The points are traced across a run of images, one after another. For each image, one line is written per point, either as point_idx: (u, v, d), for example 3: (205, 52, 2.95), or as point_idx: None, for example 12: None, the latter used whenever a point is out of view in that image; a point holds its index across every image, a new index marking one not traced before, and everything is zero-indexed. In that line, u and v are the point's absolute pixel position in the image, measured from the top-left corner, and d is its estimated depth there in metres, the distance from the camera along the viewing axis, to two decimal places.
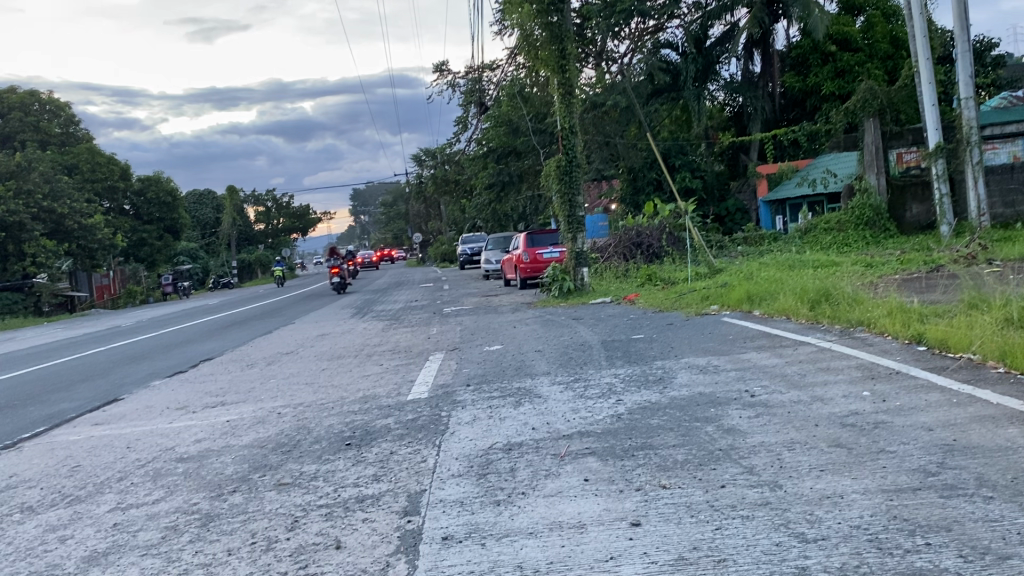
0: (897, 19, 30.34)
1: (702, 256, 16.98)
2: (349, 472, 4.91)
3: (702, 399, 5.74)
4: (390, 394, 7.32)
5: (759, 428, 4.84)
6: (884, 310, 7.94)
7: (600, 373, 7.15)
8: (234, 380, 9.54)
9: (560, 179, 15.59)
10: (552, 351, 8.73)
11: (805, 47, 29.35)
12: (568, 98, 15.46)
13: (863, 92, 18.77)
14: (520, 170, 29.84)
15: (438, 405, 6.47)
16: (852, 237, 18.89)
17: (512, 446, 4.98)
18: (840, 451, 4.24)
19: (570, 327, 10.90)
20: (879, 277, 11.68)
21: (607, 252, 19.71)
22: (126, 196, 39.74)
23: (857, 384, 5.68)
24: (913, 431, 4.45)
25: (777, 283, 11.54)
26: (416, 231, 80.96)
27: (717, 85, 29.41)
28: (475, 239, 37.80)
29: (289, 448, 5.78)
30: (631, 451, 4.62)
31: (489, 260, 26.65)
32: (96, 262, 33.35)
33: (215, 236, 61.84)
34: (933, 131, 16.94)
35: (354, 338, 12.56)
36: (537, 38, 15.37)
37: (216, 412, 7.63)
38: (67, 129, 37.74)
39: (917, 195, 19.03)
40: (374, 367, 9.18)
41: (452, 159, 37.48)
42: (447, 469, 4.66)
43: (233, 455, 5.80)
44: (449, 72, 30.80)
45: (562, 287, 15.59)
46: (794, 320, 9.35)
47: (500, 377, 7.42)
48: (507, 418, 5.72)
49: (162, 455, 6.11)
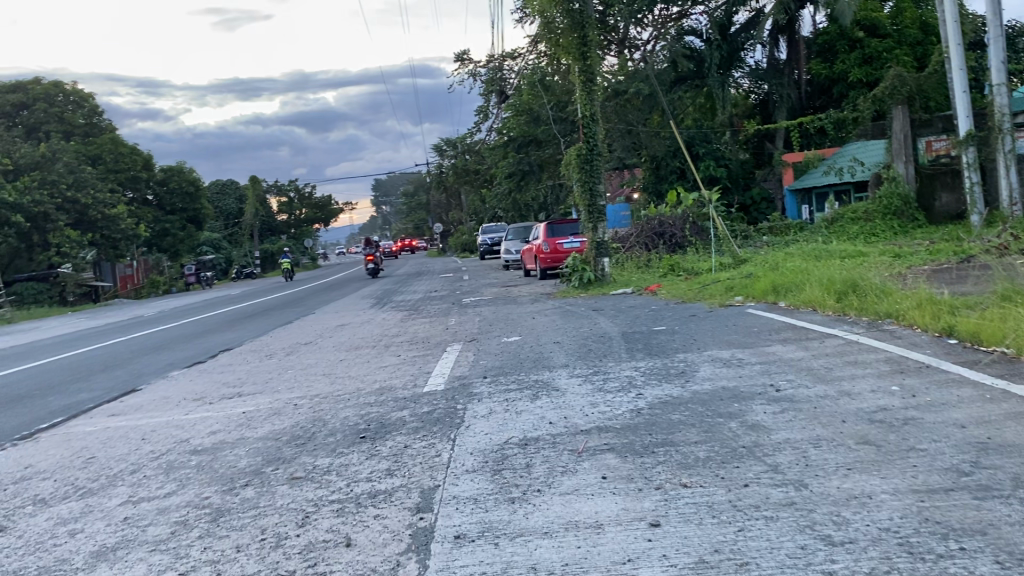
0: (926, 4, 29.77)
1: (726, 246, 16.77)
2: (362, 467, 4.82)
3: (725, 394, 5.60)
4: (406, 385, 7.24)
5: (784, 424, 4.69)
6: (913, 301, 7.73)
7: (620, 365, 7.01)
8: (252, 371, 9.51)
9: (581, 168, 15.43)
10: (571, 343, 8.60)
11: (832, 34, 28.88)
12: (590, 86, 15.28)
13: (891, 79, 18.41)
14: (540, 160, 29.65)
15: (455, 398, 6.37)
16: (879, 227, 18.56)
17: (528, 441, 4.86)
18: (869, 448, 4.09)
19: (589, 318, 10.77)
20: (908, 268, 11.41)
21: (628, 242, 19.51)
22: (149, 186, 39.99)
23: (886, 379, 5.50)
24: (945, 428, 4.28)
25: (803, 274, 11.31)
26: (437, 221, 81.05)
27: (741, 72, 29.03)
28: (496, 229, 37.68)
29: (303, 441, 5.70)
30: (651, 447, 4.49)
31: (509, 250, 26.55)
32: (120, 252, 33.63)
33: (238, 227, 62.21)
34: (964, 119, 16.59)
35: (373, 329, 12.51)
36: (558, 25, 15.17)
37: (232, 403, 7.58)
38: (91, 120, 38.02)
39: (947, 183, 18.52)
40: (392, 358, 9.11)
41: (473, 148, 37.39)
42: (461, 464, 4.55)
43: (247, 448, 5.73)
44: (470, 62, 30.64)
45: (583, 278, 15.45)
46: (820, 312, 9.15)
47: (518, 369, 7.32)
48: (524, 412, 5.60)
49: (176, 447, 6.07)
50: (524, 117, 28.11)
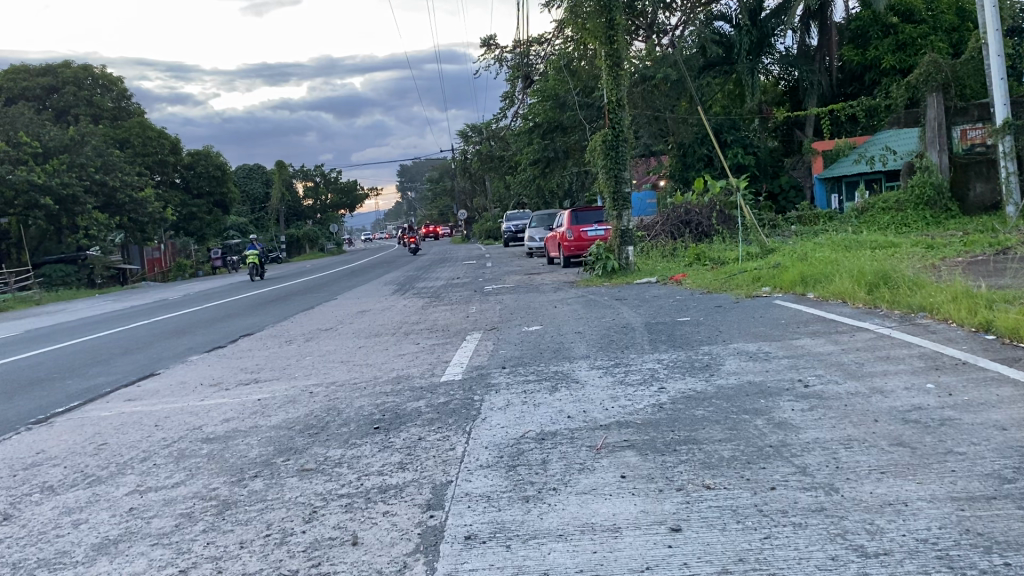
0: None
1: (753, 236, 16.43)
2: (374, 459, 4.68)
3: (751, 389, 5.39)
4: (423, 374, 7.12)
5: (813, 422, 4.49)
6: (948, 295, 7.46)
7: (642, 357, 6.82)
8: (270, 357, 9.40)
9: (607, 154, 15.20)
10: (593, 333, 8.43)
11: (865, 19, 28.29)
12: (617, 71, 14.99)
13: (926, 66, 17.95)
14: (566, 145, 29.34)
15: (471, 389, 6.21)
16: (911, 217, 18.13)
17: (546, 436, 4.70)
18: (903, 450, 3.88)
19: (613, 307, 10.58)
20: (942, 260, 11.07)
21: (654, 230, 19.23)
22: (177, 170, 40.18)
23: (921, 375, 5.26)
24: (984, 430, 4.05)
25: (832, 265, 11.02)
26: (462, 208, 80.76)
27: (772, 58, 28.51)
28: (520, 216, 37.47)
29: (317, 431, 5.58)
30: (673, 445, 4.31)
31: (533, 237, 26.34)
32: (147, 235, 33.83)
33: (263, 211, 62.37)
34: (1001, 106, 16.09)
35: (394, 315, 12.40)
36: (584, 9, 14.88)
37: (248, 390, 7.48)
38: (119, 103, 38.26)
39: (982, 173, 18.10)
40: (410, 346, 8.97)
41: (498, 134, 37.10)
42: (476, 459, 4.40)
43: (258, 438, 5.61)
44: (496, 47, 30.42)
45: (606, 266, 15.21)
46: (850, 304, 8.90)
47: (537, 360, 7.15)
48: (542, 404, 5.44)
49: (189, 435, 5.97)
50: (550, 103, 27.81)
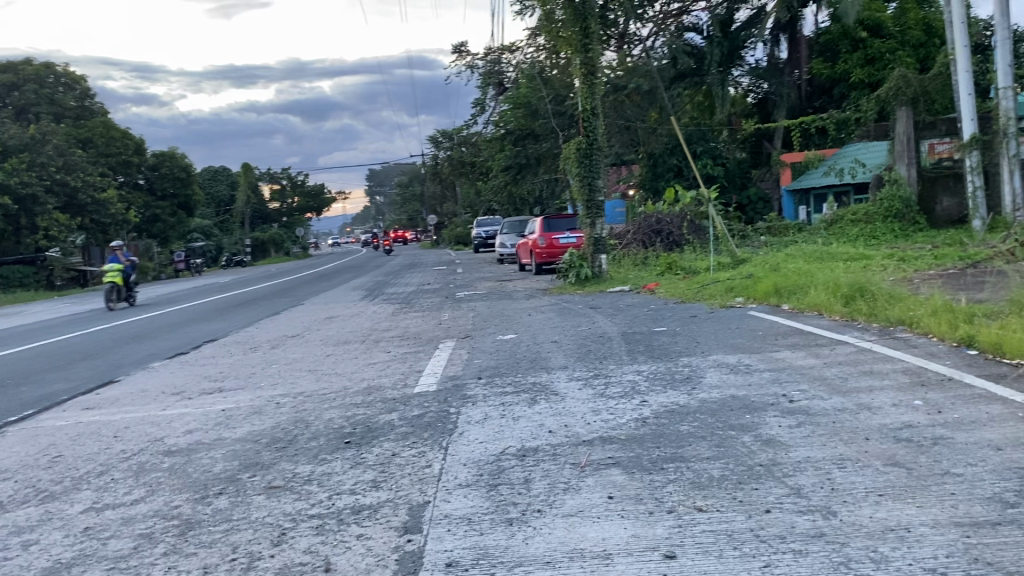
0: (930, 6, 29.24)
1: (725, 246, 16.39)
2: (346, 477, 4.46)
3: (735, 404, 5.24)
4: (395, 385, 6.88)
5: (802, 440, 4.35)
6: (927, 309, 7.41)
7: (621, 369, 6.65)
8: (235, 365, 9.11)
9: (580, 162, 15.07)
10: (569, 343, 8.26)
11: (834, 34, 28.53)
12: (591, 79, 14.89)
13: (895, 80, 18.03)
14: (537, 153, 29.14)
15: (447, 401, 6.00)
16: (880, 229, 18.25)
17: (527, 452, 4.51)
18: (899, 471, 3.75)
19: (587, 316, 10.44)
20: (914, 273, 11.08)
21: (625, 239, 19.14)
22: (140, 171, 39.41)
23: (907, 392, 5.14)
24: (979, 449, 3.94)
25: (806, 276, 10.99)
26: (432, 214, 80.20)
27: (741, 70, 28.86)
28: (491, 223, 37.30)
29: (284, 444, 5.34)
30: (660, 463, 4.14)
31: (504, 244, 26.18)
32: (109, 237, 33.13)
33: (229, 214, 61.43)
34: (969, 122, 16.18)
35: (363, 322, 12.14)
36: (559, 18, 14.79)
37: (212, 400, 7.21)
38: (83, 102, 37.51)
39: (949, 187, 18.27)
40: (380, 355, 8.72)
41: (470, 140, 36.86)
42: (454, 477, 4.20)
43: (223, 451, 5.37)
44: (468, 53, 30.31)
45: (579, 274, 15.07)
46: (827, 316, 8.83)
47: (515, 370, 6.96)
48: (521, 418, 5.26)
49: (150, 447, 5.70)
50: (521, 110, 27.66)
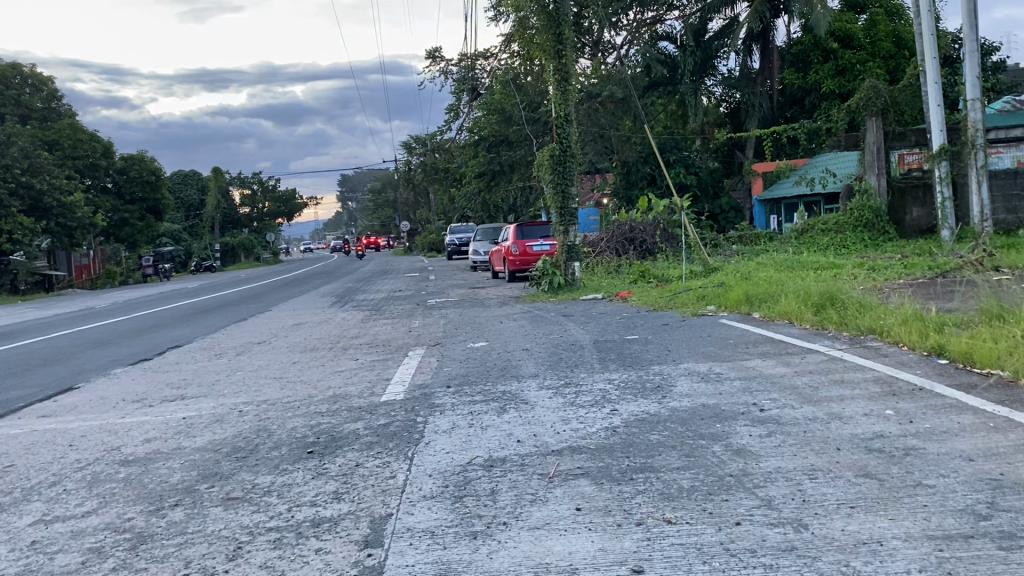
0: (899, 18, 29.46)
1: (697, 255, 16.41)
2: (307, 488, 4.33)
3: (706, 412, 5.17)
4: (362, 393, 6.74)
5: (773, 450, 4.29)
6: (897, 317, 7.42)
7: (592, 377, 6.57)
8: (198, 372, 8.91)
9: (554, 169, 15.01)
10: (541, 350, 8.17)
11: (806, 44, 28.78)
12: (565, 85, 14.85)
13: (865, 91, 18.14)
14: (511, 160, 29.02)
15: (414, 409, 5.88)
16: (850, 239, 18.38)
17: (494, 462, 4.41)
18: (871, 482, 3.69)
19: (559, 324, 10.35)
20: (883, 282, 11.14)
21: (598, 246, 19.09)
22: (108, 174, 38.81)
23: (878, 402, 5.11)
24: (952, 460, 3.90)
25: (776, 285, 11.00)
26: (405, 220, 79.86)
27: (714, 80, 28.98)
28: (464, 229, 37.16)
29: (245, 454, 5.20)
30: (630, 473, 4.05)
31: (478, 251, 26.07)
32: (75, 241, 32.58)
33: (199, 218, 60.73)
34: (938, 133, 16.31)
35: (333, 329, 11.98)
36: (533, 25, 14.78)
37: (174, 407, 7.03)
38: (50, 104, 36.92)
39: (918, 197, 18.45)
40: (348, 363, 8.57)
41: (444, 146, 36.73)
42: (419, 489, 4.08)
43: (182, 460, 5.20)
44: (442, 60, 30.25)
45: (552, 282, 14.97)
46: (797, 324, 8.82)
47: (485, 378, 6.85)
48: (490, 427, 5.15)
49: (106, 456, 5.52)
50: (495, 116, 27.55)
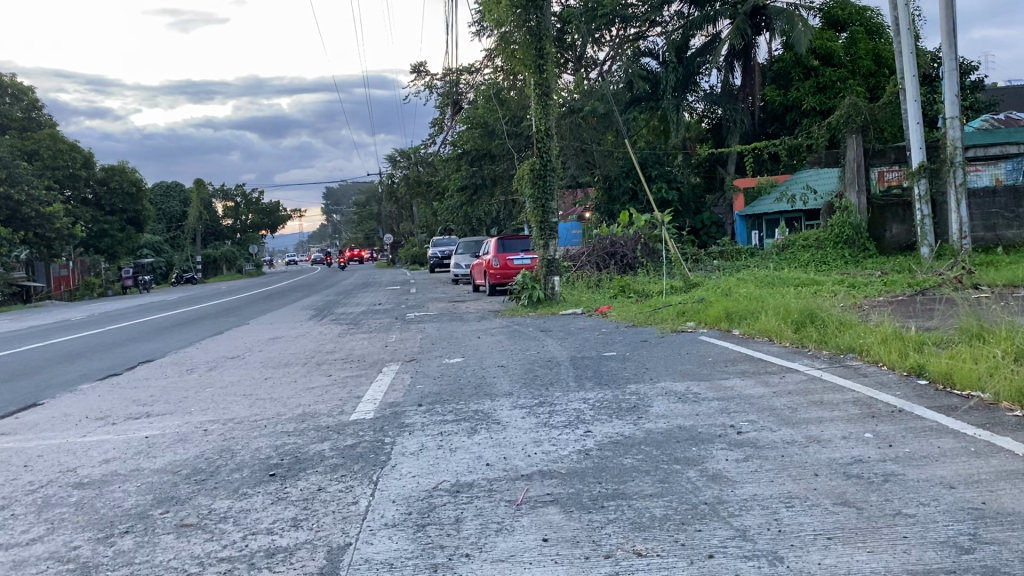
0: (879, 37, 29.61)
1: (677, 270, 16.34)
2: (265, 514, 4.15)
3: (682, 435, 5.03)
4: (331, 412, 6.55)
5: (749, 475, 4.15)
6: (877, 336, 7.32)
7: (567, 397, 6.41)
8: (166, 388, 8.67)
9: (534, 183, 14.90)
10: (517, 367, 8.02)
11: (787, 61, 28.80)
12: (546, 100, 14.76)
13: (845, 107, 18.15)
14: (493, 174, 28.90)
15: (383, 429, 5.70)
16: (830, 255, 18.36)
17: (461, 487, 4.25)
18: (849, 511, 3.55)
19: (537, 340, 10.19)
20: (864, 299, 11.09)
21: (579, 261, 18.97)
22: (88, 185, 38.39)
23: (856, 424, 4.99)
24: (931, 488, 3.77)
25: (757, 301, 10.91)
26: (388, 233, 79.51)
27: (696, 96, 29.21)
28: (447, 242, 36.99)
29: (204, 476, 5.00)
30: (600, 501, 3.90)
31: (459, 264, 25.91)
32: (53, 251, 32.17)
33: (181, 230, 60.23)
34: (917, 151, 16.33)
35: (308, 343, 11.77)
36: (515, 39, 14.69)
37: (137, 425, 6.81)
38: (29, 113, 36.49)
39: (897, 215, 18.51)
40: (321, 379, 8.37)
41: (427, 159, 36.56)
42: (380, 517, 3.91)
43: (138, 483, 5.00)
44: (427, 74, 30.18)
45: (532, 296, 14.79)
46: (777, 342, 8.71)
47: (458, 397, 6.69)
48: (459, 449, 4.98)
49: (60, 478, 5.29)
50: (478, 130, 27.44)
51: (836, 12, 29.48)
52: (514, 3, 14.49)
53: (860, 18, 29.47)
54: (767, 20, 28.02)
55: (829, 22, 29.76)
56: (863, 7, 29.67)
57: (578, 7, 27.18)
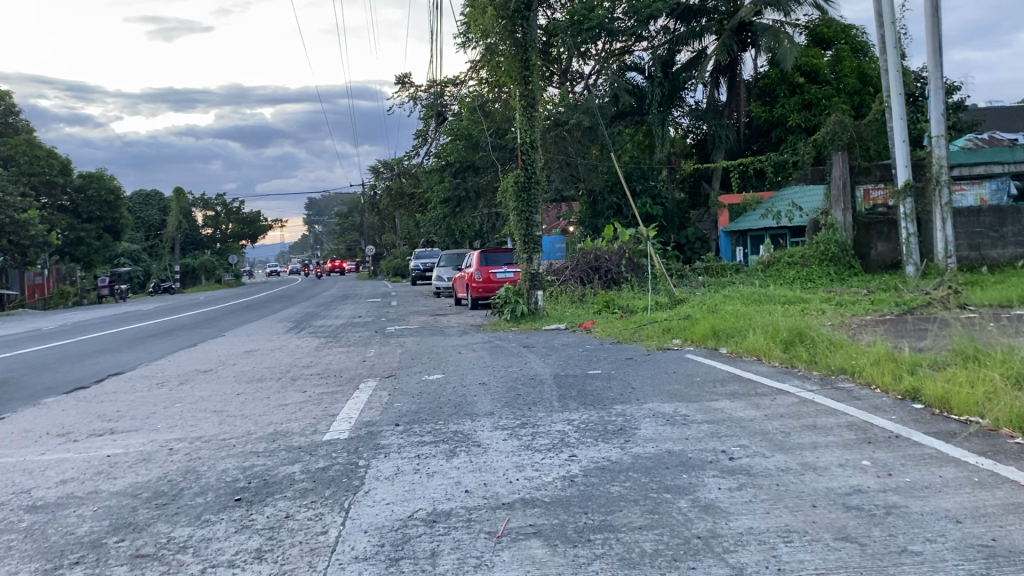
0: (864, 55, 29.73)
1: (662, 285, 16.15)
2: (227, 544, 3.87)
3: (671, 461, 4.80)
4: (304, 431, 6.28)
5: (744, 507, 3.91)
6: (870, 357, 7.13)
7: (550, 417, 6.16)
8: (134, 403, 8.34)
9: (518, 196, 14.68)
10: (499, 385, 7.76)
11: (773, 78, 28.82)
12: (531, 112, 14.54)
13: (832, 125, 18.06)
14: (477, 186, 28.62)
15: (358, 451, 5.43)
16: (815, 273, 18.27)
17: (438, 517, 3.99)
18: (851, 547, 3.33)
19: (519, 356, 9.95)
20: (851, 318, 10.94)
21: (562, 275, 18.76)
22: (65, 192, 37.82)
23: (853, 451, 4.76)
24: (937, 522, 3.55)
25: (743, 319, 10.72)
26: (369, 244, 79.12)
27: (682, 111, 29.16)
28: (429, 254, 36.70)
29: (166, 500, 4.71)
30: (587, 534, 3.65)
31: (441, 277, 25.62)
32: (28, 259, 31.61)
33: (159, 239, 59.58)
34: (903, 169, 16.24)
35: (284, 357, 11.46)
36: (501, 51, 14.49)
37: (99, 443, 6.49)
38: (5, 119, 35.89)
39: (883, 233, 18.46)
40: (295, 395, 8.08)
41: (410, 171, 36.26)
42: (350, 549, 3.64)
43: (95, 507, 4.70)
44: (411, 85, 29.97)
45: (515, 310, 14.49)
46: (766, 362, 8.52)
47: (437, 416, 6.42)
48: (436, 474, 4.72)
49: (12, 501, 4.97)
50: (462, 142, 27.17)
51: (822, 29, 29.57)
52: (500, 14, 14.33)
53: (845, 35, 29.61)
54: (753, 37, 28.09)
55: (815, 40, 29.84)
56: (848, 26, 29.81)
57: (564, 19, 27.04)
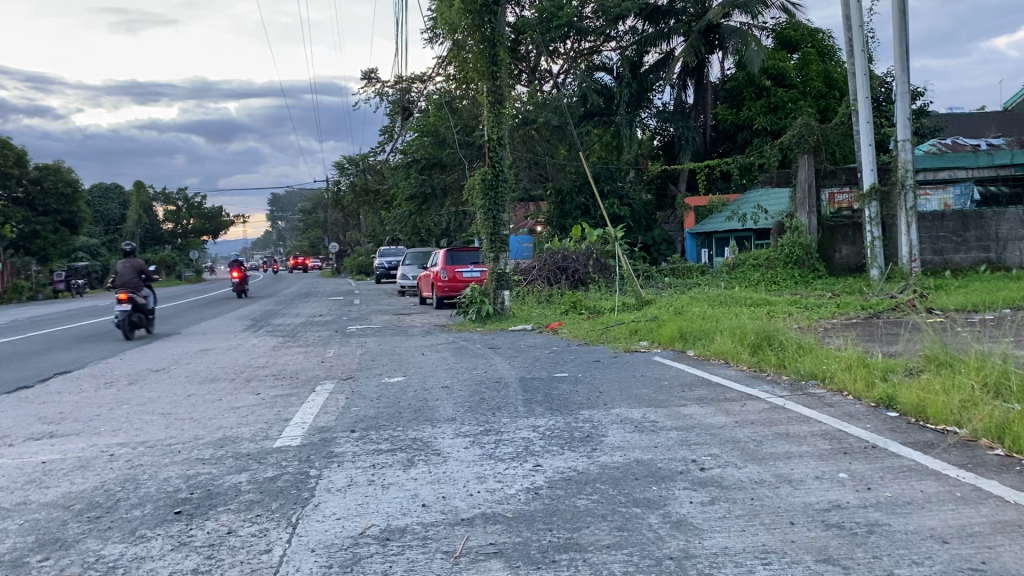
0: (831, 59, 29.81)
1: (629, 286, 15.98)
2: (161, 565, 3.55)
3: (639, 472, 4.57)
4: (255, 436, 5.96)
5: (717, 523, 3.69)
6: (841, 363, 6.98)
7: (514, 423, 5.89)
8: (78, 404, 7.93)
9: (485, 194, 14.39)
10: (462, 389, 7.49)
11: (740, 80, 28.84)
12: (499, 109, 14.28)
13: (798, 128, 18.00)
14: (444, 183, 28.29)
15: (310, 459, 5.13)
16: (780, 275, 18.26)
17: (391, 534, 3.71)
18: (835, 571, 3.12)
19: (484, 358, 9.66)
20: (818, 321, 10.84)
21: (529, 275, 18.51)
22: (20, 184, 36.77)
23: (827, 461, 4.58)
24: (923, 542, 3.35)
25: (711, 321, 10.54)
26: (334, 241, 78.26)
27: (649, 113, 29.41)
28: (394, 252, 36.30)
29: (100, 513, 4.37)
30: (552, 554, 3.40)
31: (406, 275, 25.25)
32: None
33: (119, 233, 58.33)
34: (869, 172, 16.24)
35: (240, 357, 11.07)
36: (468, 46, 14.20)
37: (35, 449, 6.10)
38: None
39: (847, 236, 18.43)
40: (248, 398, 7.72)
41: (375, 167, 35.82)
42: (295, 571, 3.36)
43: (20, 521, 4.34)
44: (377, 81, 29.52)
45: (480, 311, 14.20)
46: (734, 365, 8.34)
47: (396, 422, 6.13)
48: (393, 486, 4.44)
49: None
50: (429, 139, 26.82)
51: (789, 33, 29.67)
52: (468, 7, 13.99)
53: (811, 39, 29.67)
54: (721, 39, 28.07)
55: (782, 43, 29.92)
56: (815, 30, 29.94)
57: (533, 17, 26.80)
